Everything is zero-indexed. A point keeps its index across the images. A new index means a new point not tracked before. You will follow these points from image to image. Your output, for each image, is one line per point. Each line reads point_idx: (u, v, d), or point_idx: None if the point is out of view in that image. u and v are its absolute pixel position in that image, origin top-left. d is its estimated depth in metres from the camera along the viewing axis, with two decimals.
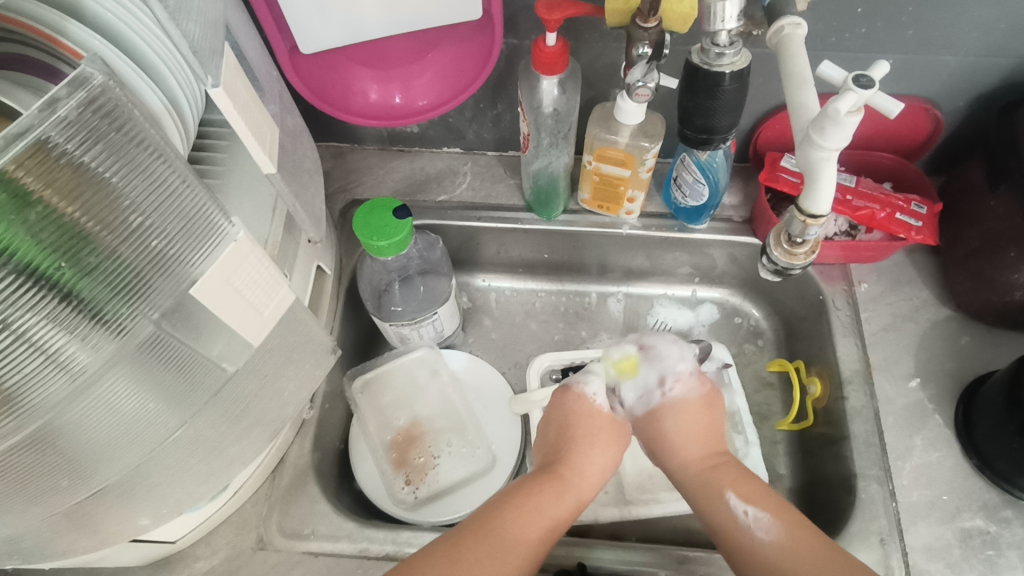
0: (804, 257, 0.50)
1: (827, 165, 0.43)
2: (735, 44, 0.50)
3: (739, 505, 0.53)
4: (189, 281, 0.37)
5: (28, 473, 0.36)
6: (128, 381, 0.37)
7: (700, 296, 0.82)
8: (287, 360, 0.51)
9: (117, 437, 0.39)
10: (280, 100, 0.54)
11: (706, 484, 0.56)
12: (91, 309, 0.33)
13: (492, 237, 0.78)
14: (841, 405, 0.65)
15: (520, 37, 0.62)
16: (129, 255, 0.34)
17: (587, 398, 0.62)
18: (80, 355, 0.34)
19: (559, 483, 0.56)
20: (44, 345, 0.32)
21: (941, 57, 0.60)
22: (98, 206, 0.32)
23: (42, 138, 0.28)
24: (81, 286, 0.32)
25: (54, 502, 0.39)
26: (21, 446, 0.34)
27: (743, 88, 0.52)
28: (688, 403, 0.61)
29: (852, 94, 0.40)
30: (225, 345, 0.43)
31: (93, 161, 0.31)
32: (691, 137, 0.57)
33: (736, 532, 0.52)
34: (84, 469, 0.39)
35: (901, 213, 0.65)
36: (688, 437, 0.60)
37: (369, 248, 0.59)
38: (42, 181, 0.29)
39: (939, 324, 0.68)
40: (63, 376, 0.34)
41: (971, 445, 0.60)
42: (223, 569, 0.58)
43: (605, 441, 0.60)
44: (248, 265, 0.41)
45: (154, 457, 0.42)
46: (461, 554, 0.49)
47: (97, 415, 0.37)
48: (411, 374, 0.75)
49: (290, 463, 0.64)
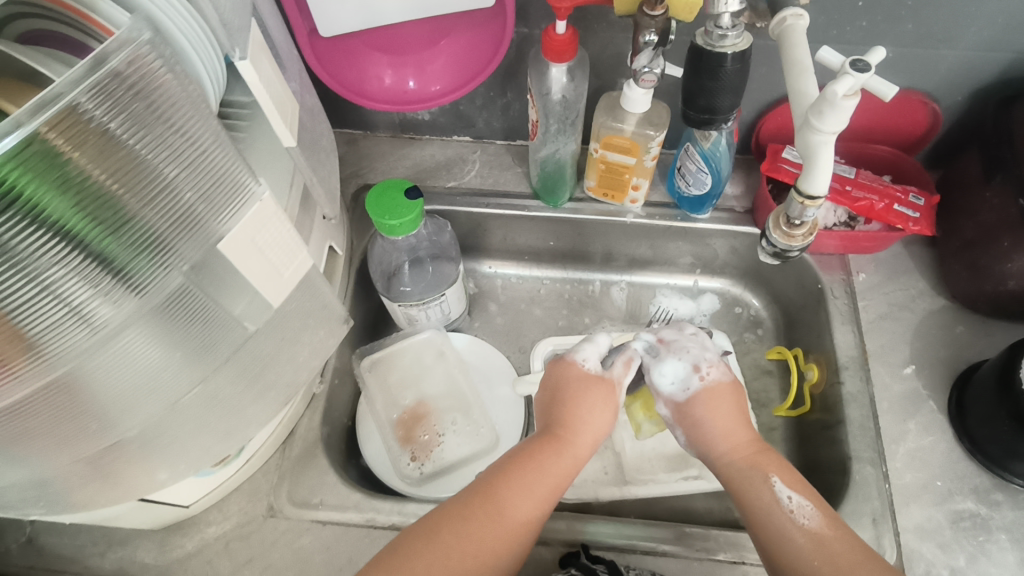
0: (801, 239, 0.51)
1: (826, 149, 0.45)
2: (738, 26, 0.51)
3: (783, 490, 0.55)
4: (215, 238, 0.39)
5: (53, 417, 0.38)
6: (148, 336, 0.39)
7: (702, 287, 0.84)
8: (302, 328, 0.52)
9: (137, 389, 0.41)
10: (300, 80, 0.55)
11: (746, 468, 0.57)
12: (115, 267, 0.35)
13: (499, 224, 0.80)
14: (837, 391, 0.67)
15: (531, 27, 0.64)
16: (152, 217, 0.36)
17: (576, 363, 0.64)
18: (102, 309, 0.36)
19: (558, 443, 0.58)
20: (69, 298, 0.34)
21: (940, 51, 0.61)
22: (125, 168, 0.34)
23: (73, 103, 0.30)
24: (107, 242, 0.34)
25: (80, 448, 0.41)
26: (47, 390, 0.36)
27: (744, 70, 0.54)
28: (720, 389, 0.62)
29: (849, 78, 0.42)
30: (246, 304, 0.45)
31: (120, 127, 0.33)
32: (694, 118, 0.58)
33: (776, 513, 0.54)
34: (109, 417, 0.41)
35: (899, 204, 0.67)
36: (726, 424, 0.60)
37: (380, 226, 0.61)
38: (73, 141, 0.31)
39: (935, 313, 0.69)
40: (86, 328, 0.35)
41: (963, 430, 0.62)
42: (234, 534, 0.60)
43: (595, 399, 0.61)
44: (272, 226, 0.43)
45: (174, 411, 0.44)
46: (472, 512, 0.53)
47: (118, 368, 0.39)
48: (417, 355, 0.77)
49: (300, 436, 0.66)
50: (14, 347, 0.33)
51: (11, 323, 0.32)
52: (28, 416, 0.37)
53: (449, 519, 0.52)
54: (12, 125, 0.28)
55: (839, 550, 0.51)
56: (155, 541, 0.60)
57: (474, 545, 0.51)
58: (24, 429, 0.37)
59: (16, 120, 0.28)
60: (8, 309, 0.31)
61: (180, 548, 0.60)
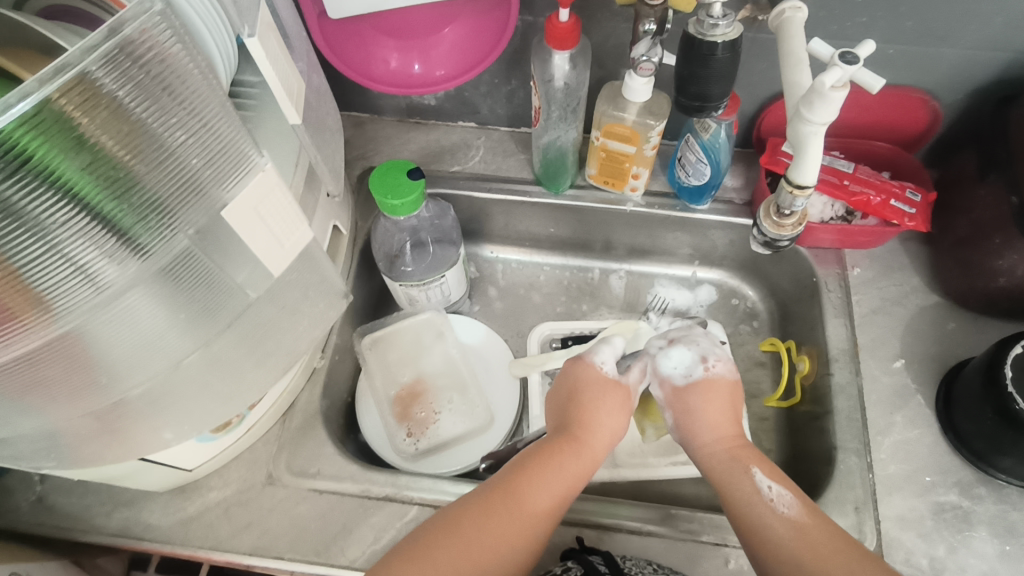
0: (791, 229, 0.53)
1: (815, 139, 0.46)
2: (728, 16, 0.52)
3: (764, 480, 0.56)
4: (219, 205, 0.41)
5: (60, 372, 0.40)
6: (150, 298, 0.41)
7: (700, 278, 0.85)
8: (303, 299, 0.54)
9: (139, 348, 0.43)
10: (308, 60, 0.56)
11: (730, 460, 0.59)
12: (119, 230, 0.37)
13: (501, 210, 0.82)
14: (827, 381, 0.68)
15: (535, 15, 0.65)
16: (156, 184, 0.38)
17: (596, 365, 0.66)
18: (107, 269, 0.38)
19: (578, 445, 0.60)
20: (75, 258, 0.36)
21: (939, 49, 0.62)
22: (131, 136, 0.36)
23: (84, 71, 0.32)
24: (113, 206, 0.36)
25: (85, 403, 0.43)
26: (54, 346, 0.38)
27: (735, 59, 0.54)
28: (721, 384, 0.63)
29: (838, 69, 0.43)
30: (249, 273, 0.47)
31: (128, 97, 0.35)
32: (685, 106, 0.58)
33: (757, 502, 0.55)
34: (112, 375, 0.43)
35: (896, 199, 0.67)
36: (717, 416, 0.61)
37: (383, 206, 0.62)
38: (83, 108, 0.33)
39: (927, 309, 0.70)
40: (91, 287, 0.37)
41: (949, 424, 0.63)
42: (234, 500, 0.63)
43: (610, 407, 0.63)
44: (274, 197, 0.45)
45: (176, 372, 0.46)
46: (495, 510, 0.54)
47: (122, 328, 0.41)
48: (417, 335, 0.79)
49: (300, 408, 0.68)
50: (23, 301, 0.35)
51: (20, 279, 0.34)
52: (36, 369, 0.39)
53: (468, 514, 0.54)
54: (26, 90, 0.30)
55: (823, 542, 0.52)
56: (159, 503, 0.63)
57: (496, 533, 0.53)
58: (34, 381, 0.40)
59: (30, 85, 0.30)
60: (16, 265, 0.33)
61: (183, 511, 0.62)
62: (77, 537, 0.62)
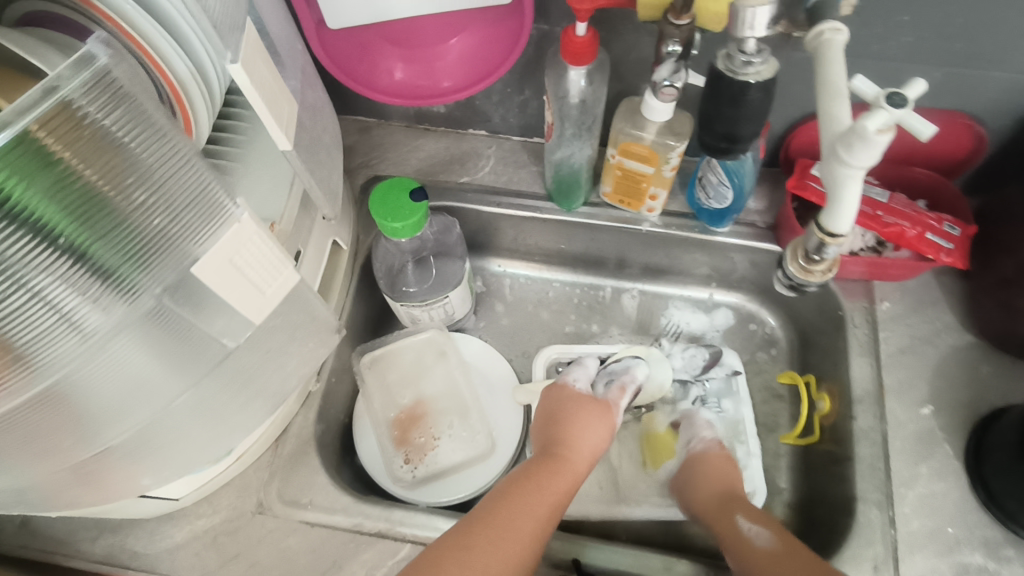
0: (819, 276, 0.49)
1: (852, 183, 0.42)
2: (763, 53, 0.48)
3: (746, 524, 0.58)
4: (190, 259, 0.37)
5: (42, 423, 0.37)
6: (138, 342, 0.38)
7: (716, 300, 0.81)
8: (290, 339, 0.51)
9: (127, 394, 0.40)
10: (302, 75, 0.52)
11: (716, 511, 0.61)
12: (104, 273, 0.34)
13: (511, 224, 0.78)
14: (849, 425, 0.64)
15: (551, 24, 0.60)
16: (144, 223, 0.35)
17: (569, 385, 0.69)
18: (92, 316, 0.35)
19: (561, 462, 0.61)
20: (58, 305, 0.33)
21: (990, 73, 0.57)
22: (116, 169, 0.33)
23: (66, 99, 0.29)
24: (97, 247, 0.33)
25: (66, 455, 0.41)
26: (36, 398, 0.35)
27: (768, 98, 0.50)
28: (712, 455, 0.66)
29: (884, 112, 0.39)
30: (226, 322, 0.43)
31: (115, 125, 0.32)
32: (711, 145, 0.56)
33: (738, 544, 0.56)
34: (97, 423, 0.40)
35: (932, 232, 0.63)
36: (704, 480, 0.64)
37: (383, 228, 0.59)
38: (65, 141, 0.30)
39: (960, 350, 0.66)
40: (75, 335, 0.34)
41: (979, 479, 0.59)
42: (222, 529, 0.60)
43: (592, 419, 0.65)
44: (252, 247, 0.40)
45: (164, 417, 0.43)
46: (474, 541, 0.52)
47: (109, 375, 0.38)
48: (418, 355, 0.75)
49: (293, 433, 0.65)
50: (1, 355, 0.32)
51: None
52: (15, 422, 0.36)
53: (445, 554, 0.51)
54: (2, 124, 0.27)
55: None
56: (145, 530, 0.60)
57: (480, 560, 0.50)
58: (16, 435, 0.37)
59: (6, 117, 0.27)
60: None
61: (169, 539, 0.60)
62: (62, 561, 0.60)
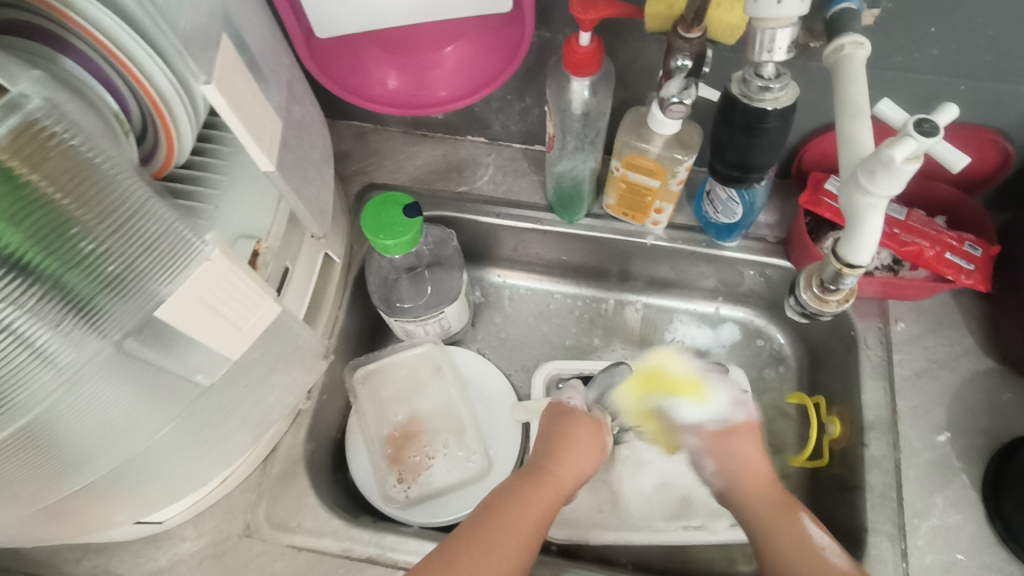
0: (835, 306, 0.46)
1: (873, 213, 0.39)
2: (782, 78, 0.47)
3: (813, 526, 0.55)
4: (154, 300, 0.34)
5: (21, 463, 0.35)
6: (117, 374, 0.36)
7: (723, 315, 0.78)
8: (272, 369, 0.49)
9: (107, 427, 0.38)
10: (288, 87, 0.50)
11: (778, 510, 0.57)
12: (77, 304, 0.32)
13: (511, 234, 0.75)
14: (859, 452, 0.61)
15: (553, 31, 0.57)
16: (122, 249, 0.33)
17: (564, 402, 0.64)
18: (67, 350, 0.33)
19: (541, 477, 0.58)
20: (29, 340, 0.31)
21: (1021, 87, 0.53)
22: (89, 192, 0.31)
23: (29, 117, 0.28)
24: (68, 276, 0.31)
25: (47, 492, 0.39)
26: (11, 439, 0.33)
27: (785, 125, 0.50)
28: (745, 428, 0.64)
29: (912, 141, 0.35)
30: (202, 356, 0.40)
31: (84, 146, 0.31)
32: (723, 172, 0.57)
33: (807, 547, 0.54)
34: (77, 457, 0.38)
35: (952, 252, 0.59)
36: (750, 465, 0.62)
37: (375, 244, 0.56)
38: (31, 163, 0.29)
39: (978, 375, 0.63)
40: (50, 370, 0.32)
41: (997, 511, 0.56)
42: (208, 553, 0.59)
43: (580, 436, 0.61)
44: (225, 282, 0.38)
45: (147, 448, 0.42)
46: (456, 559, 0.50)
47: (87, 409, 0.36)
48: (413, 370, 0.73)
49: (282, 453, 0.63)
50: None
51: None
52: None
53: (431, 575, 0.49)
54: None
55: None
56: (130, 552, 0.59)
57: None
58: None
59: None
60: None
61: (153, 562, 0.58)
62: None
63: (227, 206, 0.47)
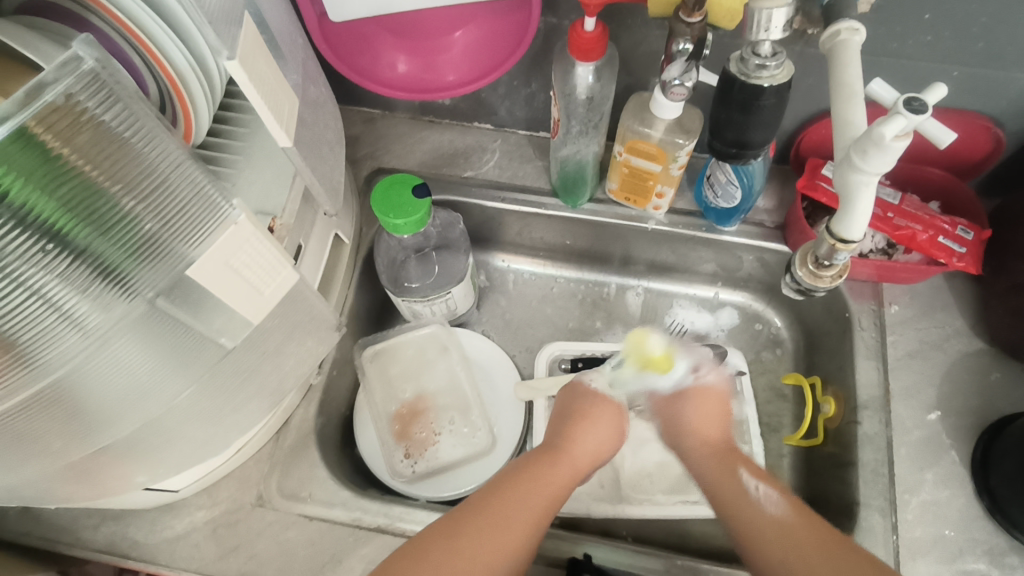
0: (829, 281, 0.48)
1: (866, 190, 0.41)
2: (777, 57, 0.49)
3: (752, 481, 0.53)
4: (184, 263, 0.37)
5: (46, 421, 0.37)
6: (139, 339, 0.38)
7: (722, 299, 0.80)
8: (287, 339, 0.51)
9: (128, 390, 0.40)
10: (303, 68, 0.52)
11: (719, 463, 0.56)
12: (104, 270, 0.34)
13: (516, 219, 0.77)
14: (852, 430, 0.63)
15: (559, 17, 0.59)
16: (147, 219, 0.34)
17: (586, 382, 0.65)
18: (93, 313, 0.35)
19: (557, 455, 0.58)
20: (57, 303, 0.33)
21: (1013, 74, 0.55)
22: (118, 166, 0.32)
23: (66, 93, 0.29)
24: (96, 243, 0.33)
25: (68, 451, 0.41)
26: (38, 397, 0.35)
27: (781, 103, 0.51)
28: (711, 392, 0.62)
29: (901, 118, 0.37)
30: (225, 320, 0.42)
31: (115, 120, 0.31)
32: (722, 151, 0.58)
33: (741, 502, 0.52)
34: (99, 419, 0.40)
35: (944, 236, 0.61)
36: (706, 421, 0.60)
37: (385, 224, 0.58)
38: (64, 138, 0.29)
39: (969, 356, 0.65)
40: (76, 332, 0.34)
41: (985, 487, 0.58)
42: (222, 521, 0.61)
43: (602, 415, 0.62)
44: (249, 248, 0.40)
45: (166, 412, 0.43)
46: (462, 529, 0.50)
47: (108, 371, 0.37)
48: (419, 350, 0.75)
49: (294, 426, 0.65)
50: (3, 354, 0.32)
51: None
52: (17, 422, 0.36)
53: (433, 541, 0.50)
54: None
55: (807, 543, 0.48)
56: (147, 519, 0.61)
57: (467, 548, 0.49)
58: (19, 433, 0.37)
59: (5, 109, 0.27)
60: None
61: (170, 529, 0.60)
62: (63, 550, 0.60)
63: (243, 183, 0.50)
